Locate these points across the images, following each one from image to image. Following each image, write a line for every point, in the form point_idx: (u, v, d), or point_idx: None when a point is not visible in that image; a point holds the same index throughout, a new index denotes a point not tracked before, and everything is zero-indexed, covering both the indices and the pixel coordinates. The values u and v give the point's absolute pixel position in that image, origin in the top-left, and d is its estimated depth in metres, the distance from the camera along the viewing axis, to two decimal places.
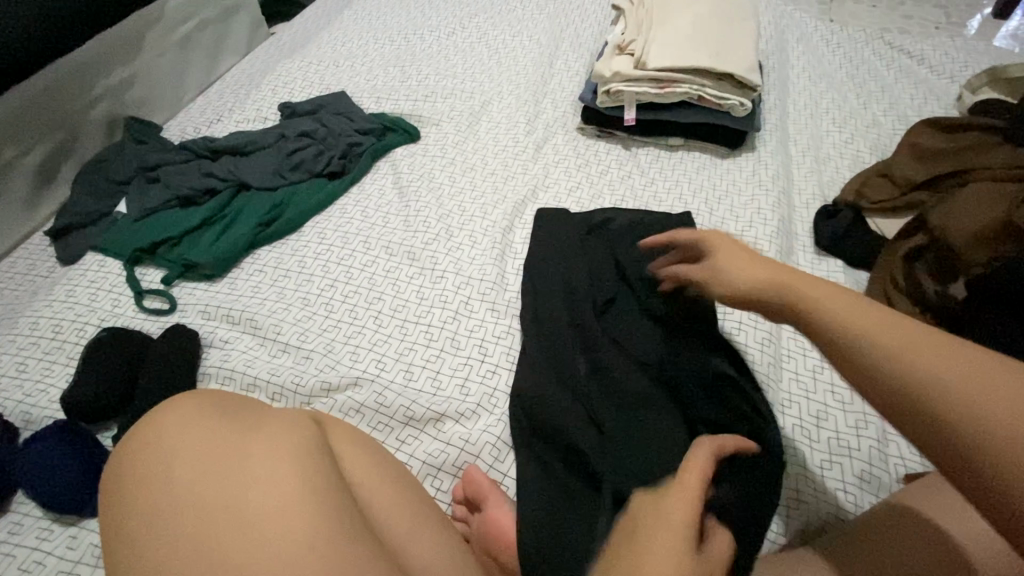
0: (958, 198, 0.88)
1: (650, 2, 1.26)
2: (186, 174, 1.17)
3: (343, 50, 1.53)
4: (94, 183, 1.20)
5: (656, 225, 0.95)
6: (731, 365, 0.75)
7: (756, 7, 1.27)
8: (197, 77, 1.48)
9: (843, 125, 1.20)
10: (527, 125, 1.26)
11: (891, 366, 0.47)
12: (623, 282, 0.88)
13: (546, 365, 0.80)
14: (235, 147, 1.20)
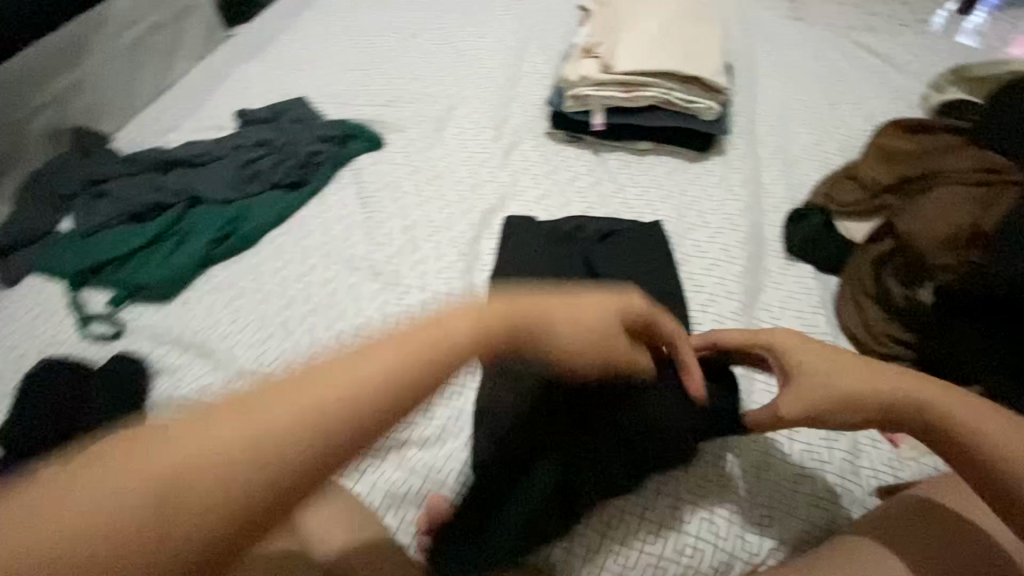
0: (924, 203, 0.87)
1: (616, 4, 1.23)
2: (135, 188, 1.11)
3: (303, 53, 1.47)
4: (35, 198, 1.14)
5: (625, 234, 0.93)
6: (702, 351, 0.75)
7: (723, 8, 1.26)
8: (149, 83, 1.41)
9: (811, 127, 1.20)
10: (494, 130, 1.22)
11: (937, 420, 0.59)
12: None
13: None
14: (188, 158, 1.14)
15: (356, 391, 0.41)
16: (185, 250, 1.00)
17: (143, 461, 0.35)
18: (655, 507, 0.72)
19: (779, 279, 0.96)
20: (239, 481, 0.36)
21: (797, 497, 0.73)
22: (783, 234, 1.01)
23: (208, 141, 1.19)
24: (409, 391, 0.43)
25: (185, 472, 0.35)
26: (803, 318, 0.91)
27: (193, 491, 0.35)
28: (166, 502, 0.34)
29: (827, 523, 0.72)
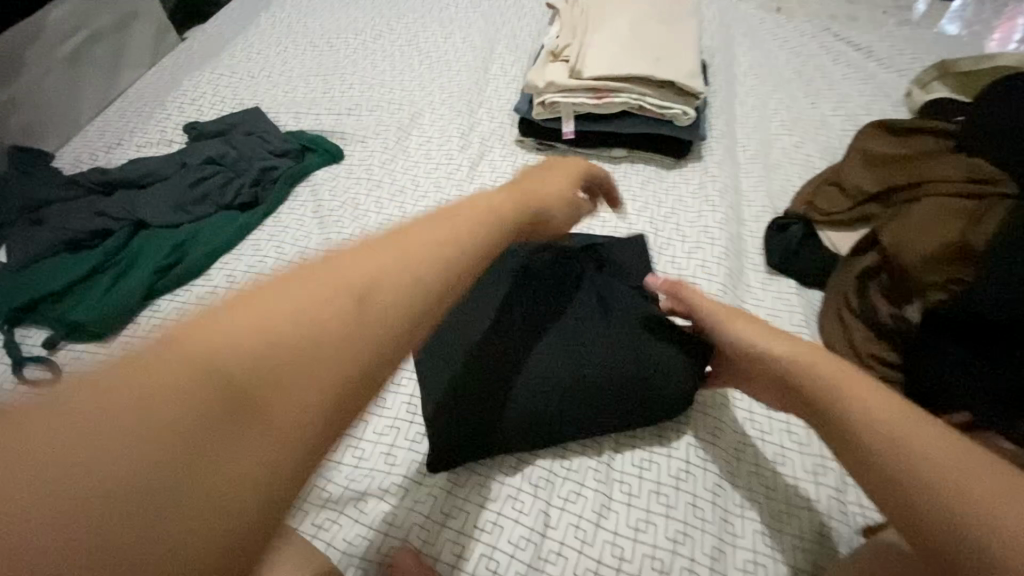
0: (914, 214, 0.83)
1: (585, 2, 1.17)
2: (71, 211, 1.02)
3: (258, 58, 1.38)
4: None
5: (600, 254, 0.87)
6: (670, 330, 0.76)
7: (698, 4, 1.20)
8: (95, 94, 1.32)
9: (792, 128, 1.14)
10: (461, 139, 1.15)
11: (859, 424, 0.51)
12: None
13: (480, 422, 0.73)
14: (132, 179, 1.07)
15: (389, 276, 0.38)
16: (128, 281, 0.93)
17: (167, 366, 0.30)
18: (633, 557, 0.67)
19: (759, 296, 0.91)
20: (296, 394, 0.32)
21: (783, 538, 0.69)
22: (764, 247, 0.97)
23: (155, 159, 1.11)
24: (441, 267, 0.41)
25: (250, 379, 0.31)
26: None
27: (259, 382, 0.31)
28: (186, 440, 0.29)
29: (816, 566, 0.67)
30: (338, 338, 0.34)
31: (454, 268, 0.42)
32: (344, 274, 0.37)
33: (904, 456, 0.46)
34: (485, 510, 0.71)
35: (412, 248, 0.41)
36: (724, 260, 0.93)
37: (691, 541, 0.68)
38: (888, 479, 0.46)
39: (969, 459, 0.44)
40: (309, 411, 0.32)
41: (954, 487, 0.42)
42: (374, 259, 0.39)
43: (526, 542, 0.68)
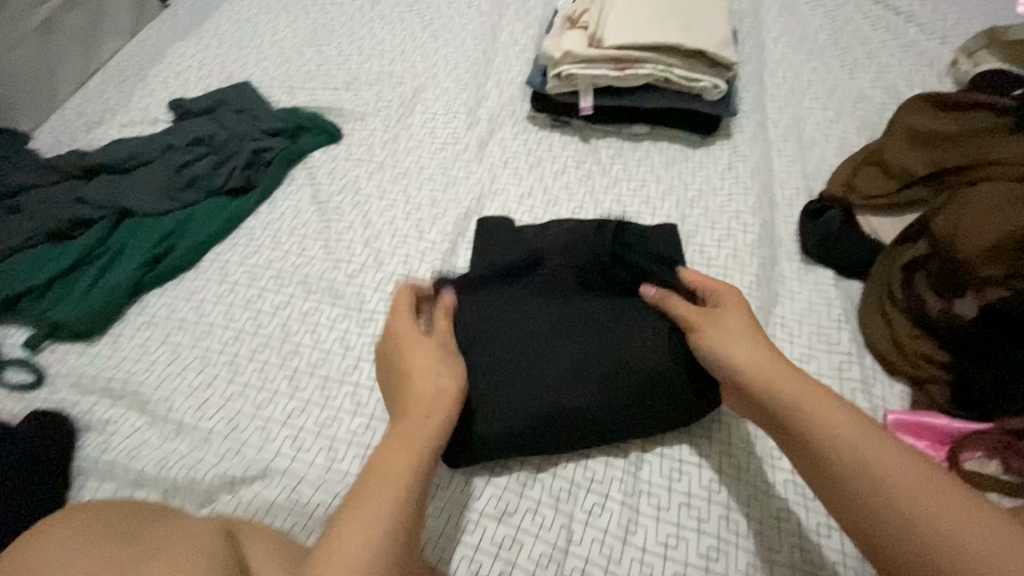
0: (969, 199, 0.76)
1: None
2: (50, 199, 0.94)
3: (247, 26, 1.28)
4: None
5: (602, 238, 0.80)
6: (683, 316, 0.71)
7: None
8: (72, 69, 1.22)
9: (828, 102, 1.05)
10: (468, 116, 1.07)
11: (853, 450, 0.52)
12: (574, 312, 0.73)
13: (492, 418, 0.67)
14: (115, 163, 0.99)
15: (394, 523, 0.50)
16: (113, 275, 0.86)
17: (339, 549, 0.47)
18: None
19: (793, 287, 0.84)
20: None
21: (823, 553, 0.64)
22: (799, 232, 0.89)
23: (138, 140, 1.03)
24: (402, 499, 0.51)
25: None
26: (823, 334, 0.80)
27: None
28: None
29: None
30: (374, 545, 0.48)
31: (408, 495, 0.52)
32: (347, 541, 0.48)
33: (909, 496, 0.48)
34: (503, 525, 0.66)
35: (366, 503, 0.51)
36: (756, 249, 0.87)
37: (725, 557, 0.64)
38: (903, 541, 0.47)
39: (955, 492, 0.47)
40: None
41: (960, 537, 0.45)
42: (357, 510, 0.50)
43: (548, 560, 0.63)
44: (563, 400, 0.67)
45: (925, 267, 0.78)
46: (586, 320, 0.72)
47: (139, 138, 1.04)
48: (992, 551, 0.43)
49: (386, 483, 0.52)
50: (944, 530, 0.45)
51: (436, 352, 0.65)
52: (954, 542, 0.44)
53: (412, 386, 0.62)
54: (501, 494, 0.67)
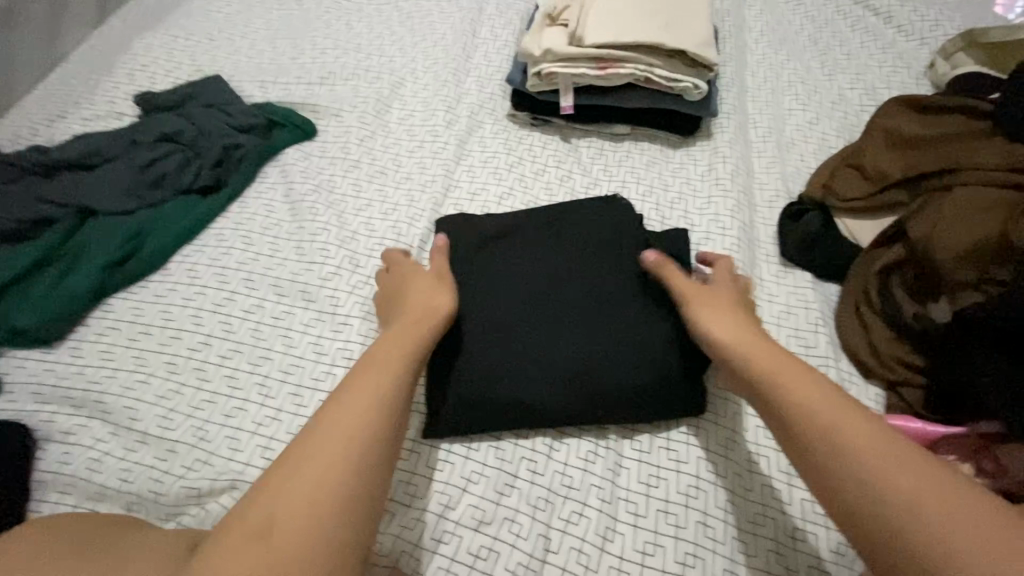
0: (945, 203, 0.77)
1: None
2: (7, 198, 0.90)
3: (218, 17, 1.24)
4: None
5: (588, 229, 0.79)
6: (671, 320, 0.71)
7: None
8: (32, 59, 1.17)
9: (807, 102, 1.05)
10: (447, 113, 1.04)
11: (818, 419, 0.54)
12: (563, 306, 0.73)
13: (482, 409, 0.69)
14: (75, 159, 0.94)
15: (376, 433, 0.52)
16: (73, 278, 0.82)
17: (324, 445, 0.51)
18: None
19: (771, 290, 0.84)
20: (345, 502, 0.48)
21: (798, 558, 0.64)
22: (778, 235, 0.89)
23: (102, 135, 0.98)
24: (378, 417, 0.53)
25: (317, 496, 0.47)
26: (801, 338, 0.80)
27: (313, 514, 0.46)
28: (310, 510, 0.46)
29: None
30: (348, 449, 0.50)
31: (383, 407, 0.54)
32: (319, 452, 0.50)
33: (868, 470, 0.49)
34: (481, 534, 0.65)
35: (357, 400, 0.53)
36: (735, 251, 0.86)
37: (702, 563, 0.64)
38: (859, 493, 0.48)
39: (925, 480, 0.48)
40: (346, 507, 0.48)
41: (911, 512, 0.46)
42: (339, 404, 0.53)
43: (525, 569, 0.63)
44: (569, 362, 0.69)
45: (902, 271, 0.79)
46: (584, 288, 0.74)
47: (103, 133, 1.00)
48: (926, 512, 0.45)
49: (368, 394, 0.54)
50: (901, 497, 0.46)
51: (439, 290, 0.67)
52: (909, 508, 0.46)
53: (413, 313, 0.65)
54: (478, 502, 0.66)
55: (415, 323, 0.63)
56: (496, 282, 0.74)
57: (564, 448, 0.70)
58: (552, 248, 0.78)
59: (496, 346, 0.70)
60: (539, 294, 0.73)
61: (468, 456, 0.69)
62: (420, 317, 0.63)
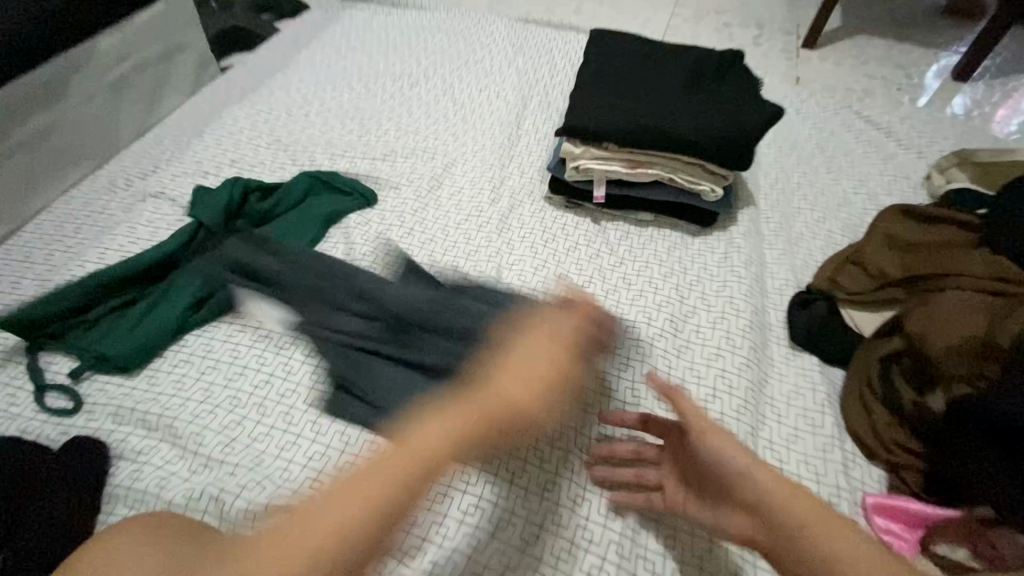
0: (939, 304, 0.83)
1: (606, 75, 1.11)
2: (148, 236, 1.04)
3: (298, 96, 1.43)
4: (10, 259, 1.09)
5: (644, 92, 1.06)
6: (693, 96, 1.06)
7: (732, 66, 1.12)
8: (134, 120, 1.34)
9: (814, 203, 1.18)
10: (491, 192, 1.18)
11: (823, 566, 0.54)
12: (633, 95, 1.06)
13: (581, 92, 1.09)
14: (438, 353, 0.82)
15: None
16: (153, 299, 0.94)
17: (351, 494, 0.59)
18: None
19: (781, 367, 0.93)
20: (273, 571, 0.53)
21: None
22: (788, 319, 0.98)
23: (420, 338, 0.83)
24: (398, 494, 0.60)
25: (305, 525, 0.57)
26: (806, 418, 0.87)
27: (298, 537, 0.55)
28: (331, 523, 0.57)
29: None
30: (379, 515, 0.58)
31: (402, 502, 0.60)
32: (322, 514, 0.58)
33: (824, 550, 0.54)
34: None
35: (374, 486, 0.60)
36: (748, 331, 0.95)
37: None
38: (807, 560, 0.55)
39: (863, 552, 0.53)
40: (349, 537, 0.56)
41: None
42: (436, 432, 0.66)
43: None
44: (634, 91, 1.07)
45: (901, 361, 0.86)
46: (644, 77, 1.09)
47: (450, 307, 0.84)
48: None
49: (424, 430, 0.66)
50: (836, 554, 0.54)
51: (533, 373, 0.74)
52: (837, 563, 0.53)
53: (502, 390, 0.71)
54: (502, 547, 0.72)
55: (480, 411, 0.68)
56: (596, 84, 1.10)
57: (583, 507, 0.77)
58: (632, 82, 1.09)
59: (599, 100, 1.06)
60: (613, 87, 1.09)
61: (499, 504, 0.76)
62: (517, 408, 0.70)
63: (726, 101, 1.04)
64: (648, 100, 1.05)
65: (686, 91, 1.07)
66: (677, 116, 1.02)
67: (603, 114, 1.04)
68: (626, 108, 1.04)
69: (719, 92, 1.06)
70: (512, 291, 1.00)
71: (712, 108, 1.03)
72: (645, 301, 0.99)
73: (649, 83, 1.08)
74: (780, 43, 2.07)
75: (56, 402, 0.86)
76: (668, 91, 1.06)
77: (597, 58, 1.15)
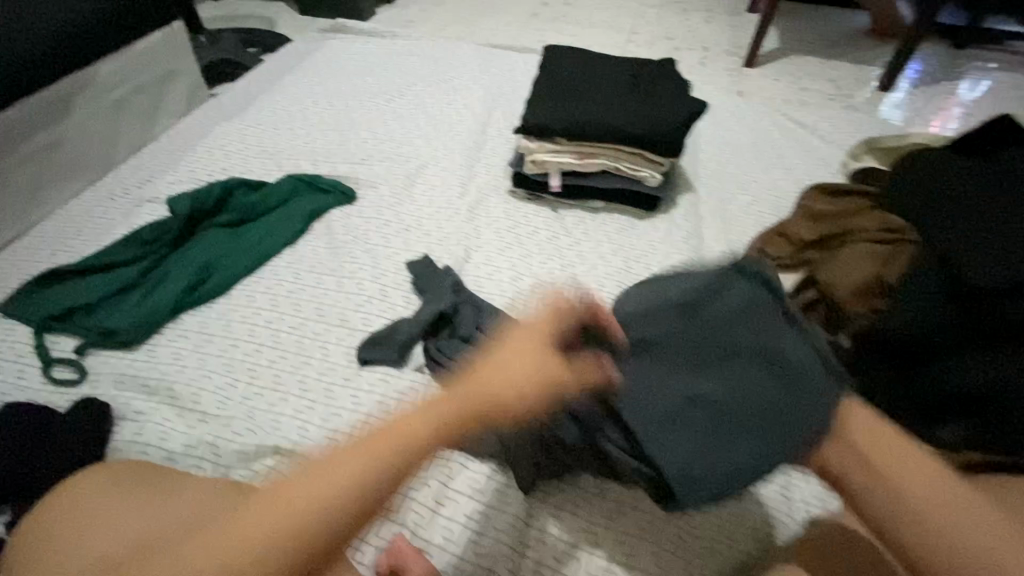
0: (839, 258, 0.96)
1: (557, 81, 1.27)
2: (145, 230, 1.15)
3: (283, 113, 1.57)
4: (15, 259, 1.18)
5: (589, 94, 1.22)
6: (632, 94, 1.21)
7: (666, 72, 1.29)
8: (131, 137, 1.46)
9: (748, 190, 1.33)
10: (460, 189, 1.31)
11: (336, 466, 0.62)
12: (580, 97, 1.22)
13: (536, 96, 1.24)
14: (682, 453, 0.63)
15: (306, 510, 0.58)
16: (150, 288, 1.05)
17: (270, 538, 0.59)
18: (605, 543, 0.75)
19: None
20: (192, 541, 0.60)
21: (739, 528, 0.77)
22: None
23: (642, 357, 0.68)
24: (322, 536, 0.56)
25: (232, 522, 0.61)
26: None
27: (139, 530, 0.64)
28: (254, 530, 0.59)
29: (750, 555, 0.76)
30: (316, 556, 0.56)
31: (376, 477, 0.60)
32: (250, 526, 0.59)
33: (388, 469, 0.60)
34: (474, 500, 0.79)
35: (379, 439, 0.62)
36: None
37: (655, 528, 0.77)
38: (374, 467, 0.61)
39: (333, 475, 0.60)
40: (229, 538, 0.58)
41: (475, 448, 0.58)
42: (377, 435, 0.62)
43: (510, 527, 0.76)
44: (581, 93, 1.23)
45: (817, 309, 0.98)
46: (589, 83, 1.25)
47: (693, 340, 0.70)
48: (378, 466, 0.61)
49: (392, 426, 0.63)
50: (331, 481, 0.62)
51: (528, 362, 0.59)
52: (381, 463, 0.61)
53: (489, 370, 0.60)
54: (473, 475, 0.81)
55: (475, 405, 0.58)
56: (548, 89, 1.25)
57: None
58: (579, 86, 1.25)
59: (550, 102, 1.21)
60: (561, 91, 1.24)
61: None
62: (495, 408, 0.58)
63: (661, 100, 1.20)
64: (593, 100, 1.20)
65: (626, 92, 1.22)
66: (618, 112, 1.17)
67: (554, 113, 1.19)
68: (574, 107, 1.19)
69: (654, 92, 1.22)
70: (480, 268, 1.12)
71: (648, 104, 1.18)
72: (597, 273, 1.11)
73: (594, 87, 1.24)
74: (723, 62, 2.29)
75: (62, 373, 0.94)
76: (610, 92, 1.22)
77: (549, 68, 1.31)
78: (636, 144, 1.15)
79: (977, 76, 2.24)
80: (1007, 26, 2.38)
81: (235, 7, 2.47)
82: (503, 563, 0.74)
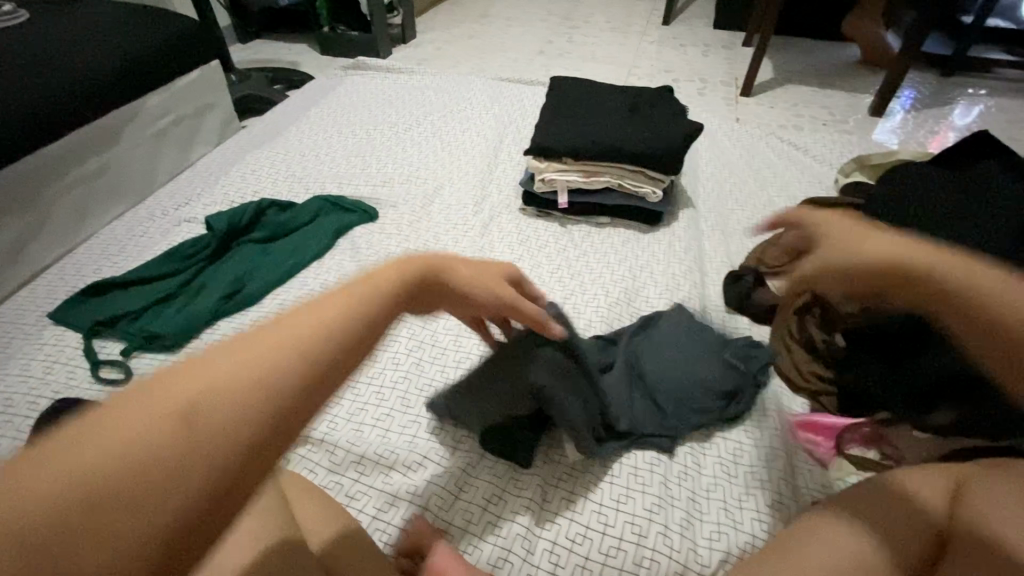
0: None
1: (564, 108, 1.38)
2: (186, 247, 1.26)
3: (308, 141, 1.69)
4: (64, 273, 1.27)
5: (594, 118, 1.32)
6: (633, 119, 1.31)
7: (664, 99, 1.40)
8: (169, 164, 1.58)
9: (746, 205, 1.42)
10: (474, 206, 1.40)
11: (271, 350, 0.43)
12: (585, 120, 1.32)
13: (543, 121, 1.35)
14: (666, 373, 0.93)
15: (226, 392, 0.38)
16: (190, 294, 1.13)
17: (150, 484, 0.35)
18: (616, 523, 0.80)
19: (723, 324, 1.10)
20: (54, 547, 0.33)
21: (743, 513, 0.82)
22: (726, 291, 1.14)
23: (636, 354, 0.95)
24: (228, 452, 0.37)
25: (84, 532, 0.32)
26: None
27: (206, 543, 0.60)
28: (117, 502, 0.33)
29: (753, 536, 0.80)
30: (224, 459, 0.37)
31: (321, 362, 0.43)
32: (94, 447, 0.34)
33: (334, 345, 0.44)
34: (493, 485, 0.84)
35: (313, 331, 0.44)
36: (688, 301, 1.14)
37: (664, 511, 0.81)
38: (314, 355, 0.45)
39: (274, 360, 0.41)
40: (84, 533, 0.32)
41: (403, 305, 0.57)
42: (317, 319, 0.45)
43: (526, 509, 0.82)
44: (585, 118, 1.33)
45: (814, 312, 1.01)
46: (595, 108, 1.36)
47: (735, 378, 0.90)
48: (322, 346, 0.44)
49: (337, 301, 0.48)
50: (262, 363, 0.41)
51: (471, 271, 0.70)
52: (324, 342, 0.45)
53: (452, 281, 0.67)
54: (492, 464, 0.87)
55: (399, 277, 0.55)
56: (555, 115, 1.36)
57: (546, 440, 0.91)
58: (584, 112, 1.35)
59: (557, 126, 1.31)
60: (568, 116, 1.35)
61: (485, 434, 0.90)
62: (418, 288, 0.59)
63: (661, 122, 1.30)
64: (596, 123, 1.30)
65: (626, 116, 1.32)
66: (620, 134, 1.27)
67: (560, 135, 1.29)
68: (578, 131, 1.29)
69: (654, 116, 1.32)
70: None
71: (647, 127, 1.28)
72: (604, 282, 1.19)
73: (597, 112, 1.35)
74: (721, 92, 2.41)
75: (108, 375, 1.02)
76: (612, 116, 1.32)
77: (555, 96, 1.42)
78: (638, 162, 1.24)
79: (968, 101, 2.33)
80: (993, 54, 2.49)
81: (261, 49, 2.65)
82: (519, 542, 0.78)
